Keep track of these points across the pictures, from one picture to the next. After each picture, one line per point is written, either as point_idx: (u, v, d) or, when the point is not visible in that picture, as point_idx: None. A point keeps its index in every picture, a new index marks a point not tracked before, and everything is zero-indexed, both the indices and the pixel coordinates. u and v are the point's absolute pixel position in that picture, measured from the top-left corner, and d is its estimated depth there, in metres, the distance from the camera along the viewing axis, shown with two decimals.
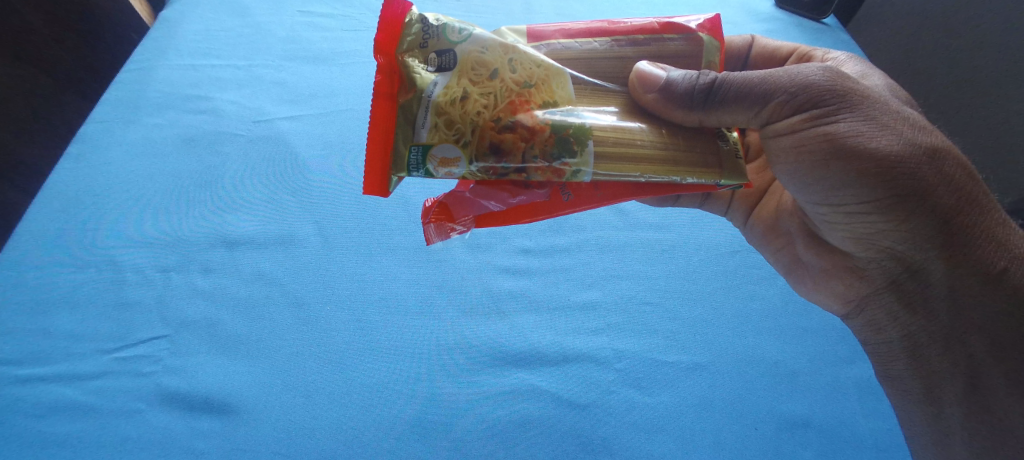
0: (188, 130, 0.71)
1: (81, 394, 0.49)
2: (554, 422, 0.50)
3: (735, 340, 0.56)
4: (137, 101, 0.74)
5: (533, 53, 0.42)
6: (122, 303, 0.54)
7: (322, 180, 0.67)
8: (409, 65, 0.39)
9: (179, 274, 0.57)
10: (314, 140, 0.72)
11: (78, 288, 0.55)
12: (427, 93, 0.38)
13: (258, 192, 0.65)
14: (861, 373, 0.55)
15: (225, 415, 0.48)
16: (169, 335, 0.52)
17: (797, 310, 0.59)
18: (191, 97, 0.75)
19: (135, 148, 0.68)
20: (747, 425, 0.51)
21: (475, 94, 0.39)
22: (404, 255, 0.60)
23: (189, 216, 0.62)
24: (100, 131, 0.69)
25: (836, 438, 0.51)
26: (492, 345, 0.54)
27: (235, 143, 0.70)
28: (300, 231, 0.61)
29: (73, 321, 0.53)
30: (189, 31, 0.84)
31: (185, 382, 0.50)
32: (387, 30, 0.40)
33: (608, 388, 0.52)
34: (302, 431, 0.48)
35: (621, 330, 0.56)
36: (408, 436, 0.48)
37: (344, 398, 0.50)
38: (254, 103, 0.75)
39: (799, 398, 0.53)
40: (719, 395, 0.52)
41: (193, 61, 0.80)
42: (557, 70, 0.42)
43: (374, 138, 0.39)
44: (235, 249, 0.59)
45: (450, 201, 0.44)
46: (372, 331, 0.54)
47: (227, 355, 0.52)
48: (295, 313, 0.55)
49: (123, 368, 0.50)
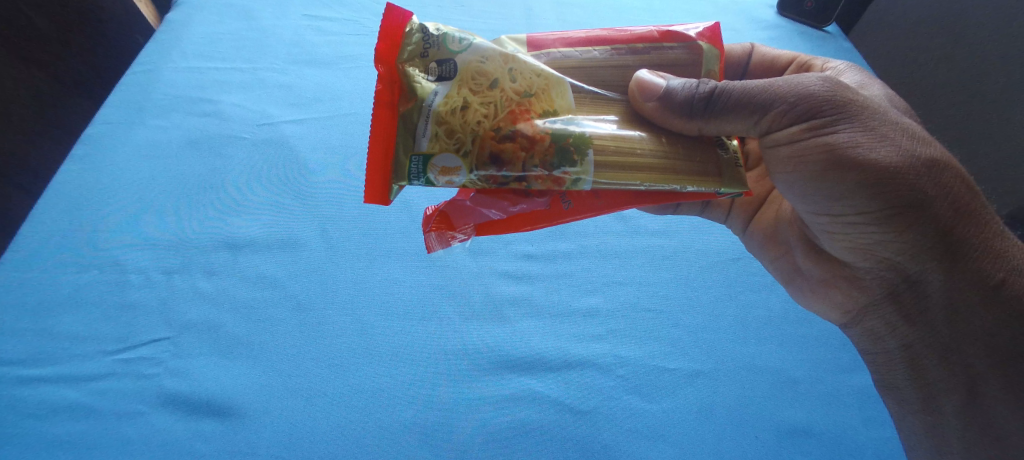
0: (191, 133, 0.71)
1: (84, 394, 0.49)
2: (555, 427, 0.50)
3: (736, 347, 0.56)
4: (143, 103, 0.74)
5: (531, 62, 0.42)
6: (124, 305, 0.54)
7: (324, 184, 0.68)
8: (410, 75, 0.39)
9: (182, 277, 0.57)
10: (317, 144, 0.72)
11: (82, 289, 0.55)
12: (428, 101, 0.38)
13: (260, 195, 0.65)
14: (861, 381, 0.55)
15: (226, 417, 0.48)
16: (170, 337, 0.53)
17: (798, 318, 0.59)
18: (197, 100, 0.76)
19: (141, 150, 0.69)
20: (747, 431, 0.51)
21: (475, 103, 0.39)
22: (405, 259, 0.60)
23: (192, 218, 0.62)
24: (105, 133, 0.70)
25: (836, 445, 0.51)
26: (492, 350, 0.54)
27: (238, 145, 0.71)
28: (301, 235, 0.62)
29: (76, 321, 0.53)
30: (194, 34, 0.85)
31: (186, 383, 0.50)
32: (387, 39, 0.41)
33: (608, 394, 0.52)
34: (301, 433, 0.48)
35: (622, 336, 0.56)
36: (408, 440, 0.48)
37: (343, 401, 0.50)
38: (258, 106, 0.76)
39: (800, 405, 0.53)
40: (719, 402, 0.52)
41: (198, 64, 0.81)
42: (554, 79, 0.42)
43: (375, 145, 0.39)
44: (238, 251, 0.60)
45: (454, 206, 0.44)
46: (373, 335, 0.54)
47: (229, 358, 0.52)
48: (296, 316, 0.55)
49: (124, 369, 0.51)
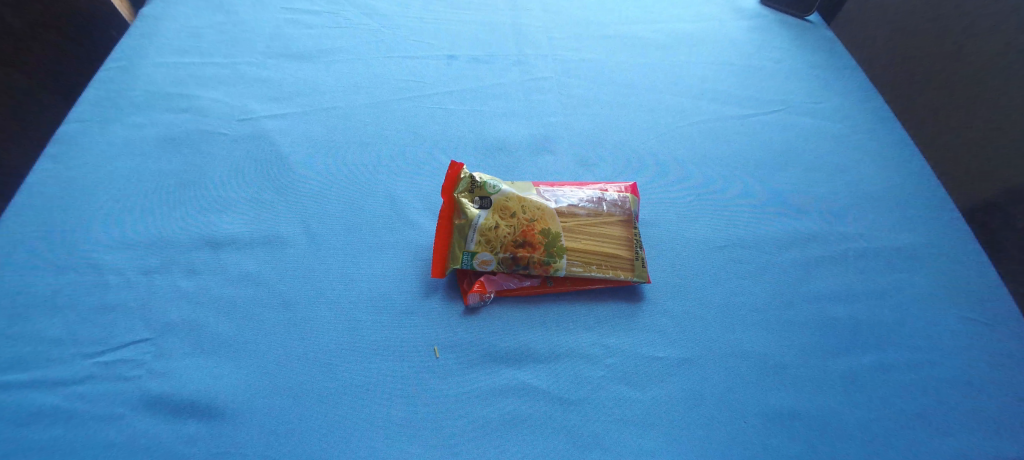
0: (168, 130, 0.70)
1: (61, 399, 0.47)
2: (545, 418, 0.49)
3: (723, 334, 0.57)
4: (118, 100, 0.72)
5: (539, 198, 0.59)
6: (103, 307, 0.53)
7: (308, 178, 0.66)
8: (460, 201, 0.56)
9: (163, 276, 0.56)
10: (300, 138, 0.71)
11: (56, 292, 0.53)
12: (473, 224, 0.56)
13: (242, 192, 0.64)
14: (847, 364, 0.56)
15: (212, 418, 0.47)
16: (152, 338, 0.51)
17: (783, 304, 0.60)
18: (174, 96, 0.74)
19: (116, 148, 0.67)
20: (738, 417, 0.51)
21: (503, 225, 0.56)
22: (393, 254, 0.60)
23: (173, 217, 0.61)
24: (79, 130, 0.68)
25: (827, 428, 0.51)
26: (481, 344, 0.53)
27: (218, 142, 0.69)
28: (286, 231, 0.61)
29: (53, 324, 0.51)
30: (170, 30, 0.83)
31: (171, 386, 0.48)
32: (446, 186, 0.58)
33: (599, 383, 0.52)
34: (287, 431, 0.47)
35: (611, 326, 0.56)
36: (397, 436, 0.47)
37: (331, 399, 0.49)
38: (238, 101, 0.74)
39: (787, 389, 0.53)
40: (709, 388, 0.52)
41: (174, 59, 0.79)
42: (549, 199, 0.60)
43: (438, 250, 0.58)
44: (220, 249, 0.58)
45: (484, 274, 0.57)
46: (360, 331, 0.53)
47: (214, 358, 0.50)
48: (283, 314, 0.54)
49: (103, 372, 0.49)
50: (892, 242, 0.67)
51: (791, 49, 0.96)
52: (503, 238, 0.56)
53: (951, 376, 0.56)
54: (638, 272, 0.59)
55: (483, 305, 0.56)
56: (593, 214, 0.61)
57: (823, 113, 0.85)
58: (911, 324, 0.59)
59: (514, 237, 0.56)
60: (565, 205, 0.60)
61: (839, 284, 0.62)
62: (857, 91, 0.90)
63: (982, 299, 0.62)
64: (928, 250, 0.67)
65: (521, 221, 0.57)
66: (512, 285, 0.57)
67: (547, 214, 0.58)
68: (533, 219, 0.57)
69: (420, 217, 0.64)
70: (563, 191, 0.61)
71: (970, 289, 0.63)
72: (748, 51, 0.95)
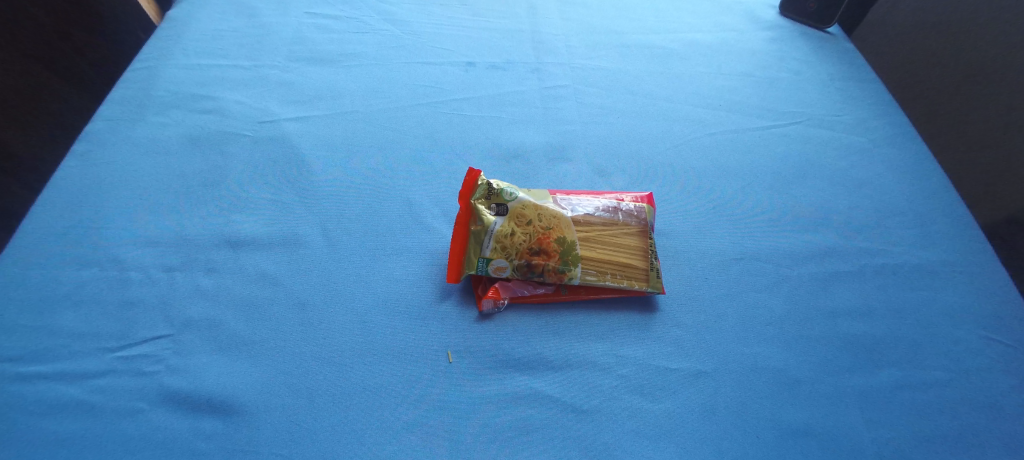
0: (192, 130, 0.72)
1: (84, 391, 0.48)
2: (555, 426, 0.49)
3: (737, 348, 0.56)
4: (144, 100, 0.74)
5: (556, 206, 0.59)
6: (125, 302, 0.54)
7: (327, 180, 0.68)
8: (477, 208, 0.57)
9: (183, 274, 0.57)
10: (318, 141, 0.72)
11: (80, 286, 0.55)
12: (489, 231, 0.56)
13: (262, 192, 0.65)
14: (864, 382, 0.55)
15: (226, 416, 0.48)
16: (171, 334, 0.52)
17: (800, 319, 0.59)
18: (198, 97, 0.76)
19: (141, 147, 0.68)
20: (751, 432, 0.50)
21: (519, 232, 0.57)
22: (409, 257, 0.61)
23: (195, 215, 0.62)
24: (106, 129, 0.70)
25: (840, 445, 0.50)
26: (495, 350, 0.54)
27: (240, 143, 0.71)
28: (302, 232, 0.62)
29: (76, 318, 0.53)
30: (197, 31, 0.86)
31: (187, 382, 0.49)
32: (463, 191, 0.59)
33: (610, 394, 0.51)
34: (300, 430, 0.47)
35: (624, 336, 0.56)
36: (408, 438, 0.47)
37: (343, 399, 0.49)
38: (260, 104, 0.76)
39: (801, 407, 0.52)
40: (721, 401, 0.52)
41: (199, 61, 0.81)
42: (565, 207, 0.60)
43: (454, 256, 0.58)
44: (239, 248, 0.60)
45: (498, 281, 0.57)
46: (374, 334, 0.54)
47: (230, 356, 0.51)
48: (298, 315, 0.55)
49: (124, 367, 0.50)
50: (913, 258, 0.66)
51: (811, 61, 0.96)
52: (519, 244, 0.56)
53: (973, 398, 0.54)
54: (652, 283, 0.58)
55: (497, 311, 0.56)
56: (609, 223, 0.60)
57: (843, 126, 0.84)
58: (932, 343, 0.58)
59: (530, 244, 0.57)
60: (581, 213, 0.60)
61: (857, 300, 0.61)
62: (879, 104, 0.88)
63: (1007, 319, 0.60)
64: (950, 267, 0.65)
65: (536, 229, 0.57)
66: (526, 292, 0.57)
67: (564, 223, 0.58)
68: (549, 227, 0.58)
69: (436, 222, 0.65)
70: (579, 199, 0.61)
71: (994, 309, 0.61)
72: (767, 62, 0.95)
